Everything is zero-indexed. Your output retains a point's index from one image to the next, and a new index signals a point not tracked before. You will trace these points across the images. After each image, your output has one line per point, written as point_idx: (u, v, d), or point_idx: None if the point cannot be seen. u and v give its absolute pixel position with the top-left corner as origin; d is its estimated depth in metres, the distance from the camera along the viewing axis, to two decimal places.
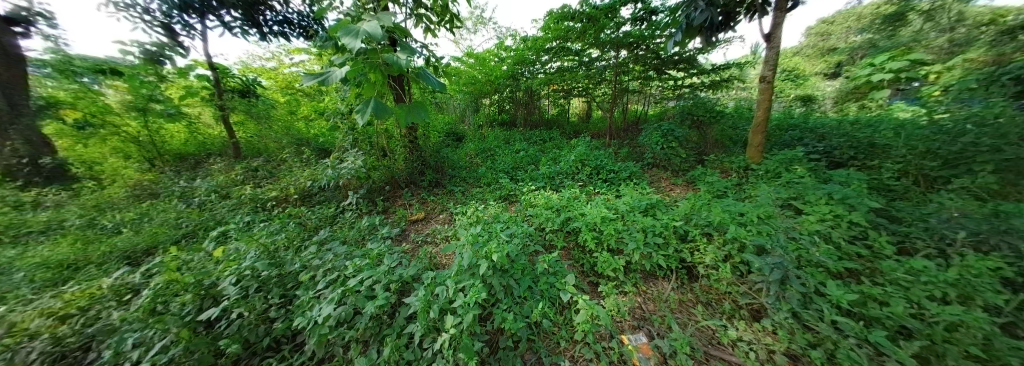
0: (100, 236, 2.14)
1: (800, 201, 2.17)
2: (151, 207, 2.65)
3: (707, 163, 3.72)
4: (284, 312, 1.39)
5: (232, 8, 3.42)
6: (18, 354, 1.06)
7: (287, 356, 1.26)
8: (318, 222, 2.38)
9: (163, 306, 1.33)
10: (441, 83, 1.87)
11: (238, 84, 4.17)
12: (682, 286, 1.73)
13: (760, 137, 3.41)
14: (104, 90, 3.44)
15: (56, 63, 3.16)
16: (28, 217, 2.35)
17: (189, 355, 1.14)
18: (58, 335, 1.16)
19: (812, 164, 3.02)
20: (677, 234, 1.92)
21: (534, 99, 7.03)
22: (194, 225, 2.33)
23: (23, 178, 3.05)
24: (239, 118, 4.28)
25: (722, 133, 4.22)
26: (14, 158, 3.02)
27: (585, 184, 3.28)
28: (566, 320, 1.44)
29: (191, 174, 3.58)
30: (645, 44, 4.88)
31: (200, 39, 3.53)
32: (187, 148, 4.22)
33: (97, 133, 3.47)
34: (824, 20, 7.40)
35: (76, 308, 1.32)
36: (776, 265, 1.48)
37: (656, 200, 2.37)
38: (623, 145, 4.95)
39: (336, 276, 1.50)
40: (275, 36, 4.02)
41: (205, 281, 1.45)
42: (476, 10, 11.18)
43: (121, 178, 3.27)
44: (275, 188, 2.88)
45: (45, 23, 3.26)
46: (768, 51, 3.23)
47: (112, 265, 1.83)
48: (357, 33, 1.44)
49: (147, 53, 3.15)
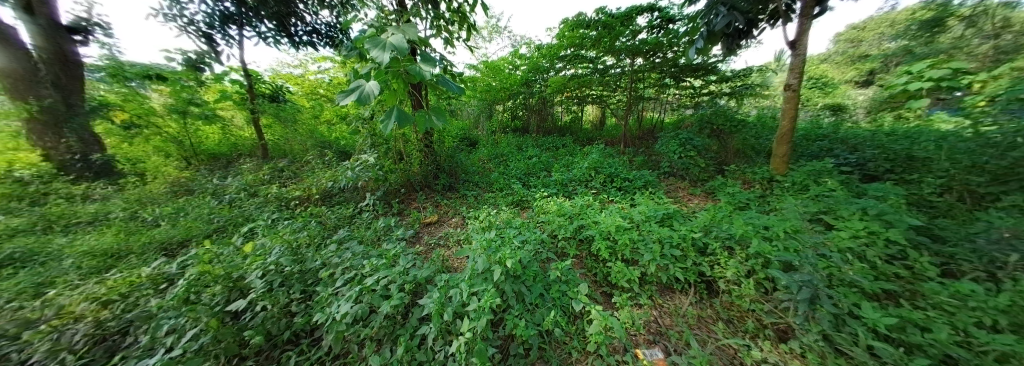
0: (140, 228, 2.30)
1: (830, 216, 2.05)
2: (187, 202, 2.83)
3: (727, 174, 3.61)
4: (304, 307, 1.43)
5: (266, 19, 3.66)
6: (65, 334, 1.19)
7: (305, 350, 1.30)
8: (337, 221, 2.46)
9: (195, 296, 1.40)
10: (459, 88, 2.03)
11: (267, 90, 4.50)
12: (701, 301, 1.66)
13: (785, 147, 3.26)
14: (151, 94, 3.78)
15: (110, 69, 3.51)
16: (81, 208, 2.59)
17: (216, 344, 1.20)
18: (100, 319, 1.28)
19: (844, 176, 2.85)
20: (695, 248, 1.86)
21: (546, 105, 7.16)
22: (225, 220, 2.47)
23: (76, 173, 3.36)
24: (268, 121, 4.54)
25: (744, 142, 4.04)
26: (68, 154, 3.36)
27: (598, 192, 3.24)
28: (578, 330, 1.42)
29: (223, 173, 3.82)
30: (662, 52, 4.82)
31: (238, 47, 3.81)
32: (220, 148, 4.52)
33: (141, 133, 3.76)
34: (853, 26, 7.07)
35: (117, 294, 1.43)
36: (805, 283, 1.39)
37: (674, 211, 2.31)
38: (639, 153, 4.88)
39: (354, 274, 1.54)
40: (305, 45, 4.27)
41: (234, 274, 1.52)
42: (492, 20, 11.52)
43: (161, 175, 3.50)
44: (299, 188, 3.01)
45: (102, 32, 3.62)
46: (793, 58, 3.10)
47: (150, 255, 1.95)
48: (383, 45, 1.58)
49: (189, 60, 3.56)
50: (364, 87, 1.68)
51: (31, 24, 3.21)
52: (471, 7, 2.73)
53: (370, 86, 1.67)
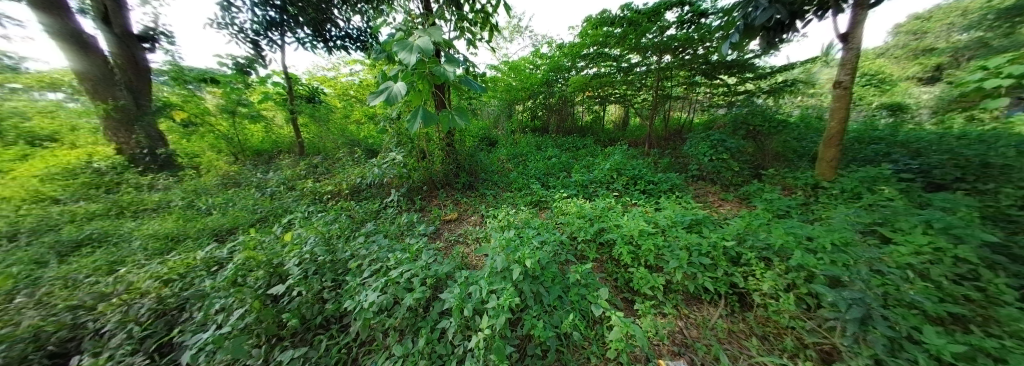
0: (195, 216, 2.56)
1: (886, 228, 1.84)
2: (235, 194, 3.11)
3: (764, 178, 3.35)
4: (334, 295, 1.52)
5: (304, 26, 3.93)
6: (134, 307, 1.38)
7: (334, 335, 1.38)
8: (364, 215, 2.59)
9: (242, 278, 1.54)
10: (481, 87, 2.07)
11: (305, 91, 4.84)
12: (732, 315, 1.56)
13: (833, 150, 2.98)
14: (205, 95, 4.29)
15: (172, 74, 4.06)
16: (148, 197, 2.93)
17: (259, 323, 1.31)
18: (162, 296, 1.46)
19: (904, 184, 2.54)
20: (726, 257, 1.75)
21: (567, 105, 7.07)
22: (266, 211, 2.68)
23: (144, 165, 3.78)
24: (304, 120, 4.87)
25: (785, 145, 3.72)
26: (139, 149, 3.81)
27: (620, 194, 3.14)
28: (597, 336, 1.39)
29: (266, 168, 4.15)
30: (692, 48, 4.56)
31: (281, 52, 4.12)
32: (263, 145, 4.88)
33: (196, 130, 4.20)
34: (917, 16, 6.32)
35: (177, 274, 1.62)
36: (855, 300, 1.25)
37: (703, 216, 2.19)
38: (665, 155, 4.67)
39: (380, 266, 1.61)
40: (338, 50, 4.54)
41: (275, 260, 1.65)
42: (513, 20, 11.56)
43: (214, 169, 3.85)
44: (331, 183, 3.20)
45: (166, 40, 4.08)
46: (845, 52, 2.81)
47: (204, 240, 2.17)
48: (411, 48, 1.65)
49: (239, 65, 4.03)
50: (392, 88, 1.76)
51: (108, 34, 3.71)
52: (493, 8, 2.77)
53: (398, 87, 1.74)
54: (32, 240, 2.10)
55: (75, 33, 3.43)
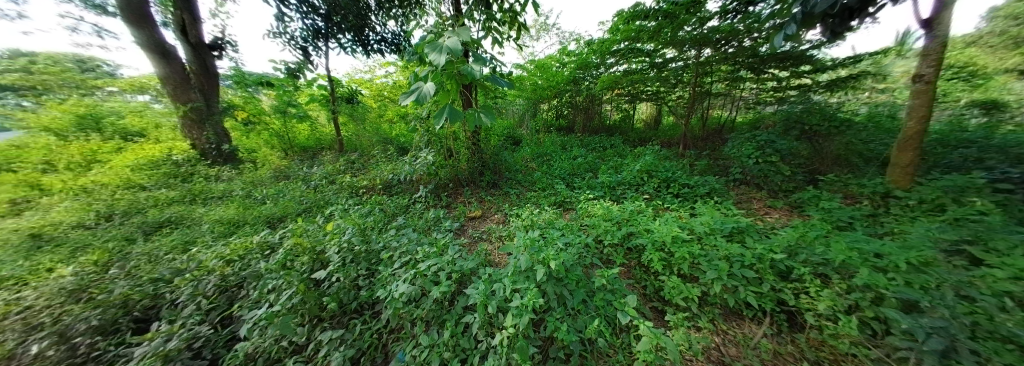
0: (252, 204, 2.87)
1: (982, 247, 1.54)
2: (285, 186, 3.45)
3: (822, 185, 2.99)
4: (368, 283, 1.62)
5: (346, 32, 4.22)
6: (204, 282, 1.59)
7: (367, 320, 1.48)
8: (395, 209, 2.73)
9: (290, 262, 1.70)
10: (507, 84, 2.10)
11: (345, 92, 5.22)
12: (780, 335, 1.41)
13: (910, 154, 2.58)
14: (262, 97, 4.98)
15: (236, 78, 4.70)
16: (214, 187, 3.33)
17: (303, 304, 1.44)
18: (225, 274, 1.66)
19: (1006, 196, 2.12)
20: (773, 271, 1.59)
21: (594, 104, 6.87)
22: (311, 203, 2.92)
23: (212, 159, 4.33)
24: (344, 120, 5.25)
25: (848, 147, 3.27)
26: (209, 144, 4.36)
27: (650, 197, 2.98)
28: (623, 345, 1.34)
29: (311, 162, 4.54)
30: (737, 39, 4.17)
31: (325, 57, 4.47)
32: (309, 142, 5.28)
33: (254, 129, 4.82)
34: None
35: (238, 255, 1.83)
36: (937, 330, 1.07)
37: (746, 225, 2.01)
38: (702, 157, 4.36)
39: (409, 258, 1.69)
40: (375, 53, 4.82)
41: (318, 247, 1.80)
42: (540, 18, 11.44)
43: (268, 163, 4.32)
44: (366, 178, 3.42)
45: (231, 48, 4.61)
46: (928, 41, 2.38)
47: (259, 226, 2.43)
48: (441, 49, 1.72)
49: (290, 69, 4.51)
50: (423, 89, 1.84)
51: (185, 43, 4.23)
52: (522, 7, 2.78)
53: (428, 87, 1.81)
54: (126, 221, 2.50)
55: (159, 43, 3.99)
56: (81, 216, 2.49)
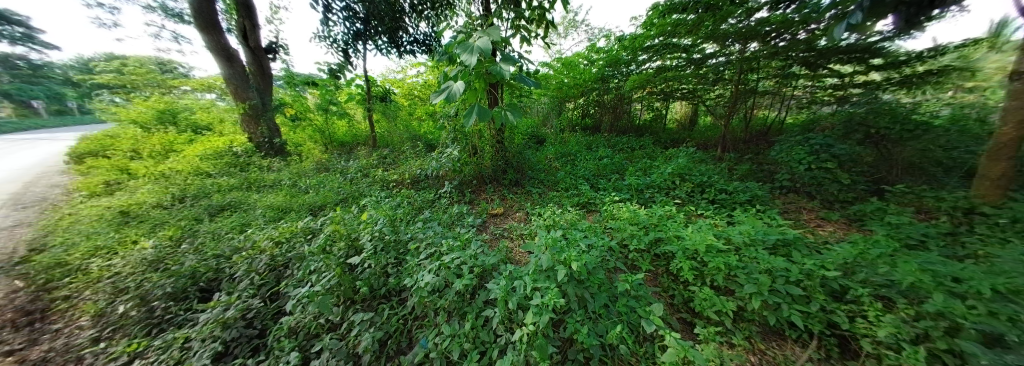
0: (297, 193, 3.16)
1: None
2: (325, 177, 3.74)
3: (889, 197, 2.62)
4: (396, 271, 1.71)
5: (381, 35, 4.46)
6: (257, 260, 1.78)
7: (394, 306, 1.56)
8: (421, 203, 2.85)
9: (329, 247, 1.84)
10: (534, 84, 2.11)
11: (379, 91, 5.53)
12: (830, 362, 1.26)
13: (1004, 165, 2.18)
14: (308, 95, 5.42)
15: (287, 78, 5.18)
16: (266, 176, 3.71)
17: (339, 287, 1.56)
18: (274, 254, 1.85)
19: None
20: (824, 290, 1.44)
21: (623, 103, 6.62)
22: (347, 194, 3.14)
23: (266, 151, 4.81)
24: (378, 117, 5.58)
25: (926, 153, 2.83)
26: (263, 138, 4.84)
27: (681, 202, 2.82)
28: (646, 354, 1.29)
29: (348, 156, 4.88)
30: (790, 31, 3.76)
31: (363, 59, 4.76)
32: (347, 138, 5.65)
33: (300, 124, 5.33)
34: None
35: (285, 237, 2.03)
36: None
37: (793, 237, 1.83)
38: (743, 161, 4.01)
39: (434, 250, 1.76)
40: (407, 54, 5.04)
41: (353, 235, 1.94)
42: (568, 15, 11.22)
43: (311, 156, 4.70)
44: (396, 173, 3.60)
45: (282, 51, 5.08)
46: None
47: (303, 213, 2.67)
48: (472, 49, 1.76)
49: (333, 70, 4.84)
50: (453, 87, 1.89)
51: (245, 46, 4.75)
52: (551, 4, 2.75)
53: (457, 86, 1.86)
54: (194, 203, 2.87)
55: (223, 47, 4.53)
56: (161, 197, 2.90)
